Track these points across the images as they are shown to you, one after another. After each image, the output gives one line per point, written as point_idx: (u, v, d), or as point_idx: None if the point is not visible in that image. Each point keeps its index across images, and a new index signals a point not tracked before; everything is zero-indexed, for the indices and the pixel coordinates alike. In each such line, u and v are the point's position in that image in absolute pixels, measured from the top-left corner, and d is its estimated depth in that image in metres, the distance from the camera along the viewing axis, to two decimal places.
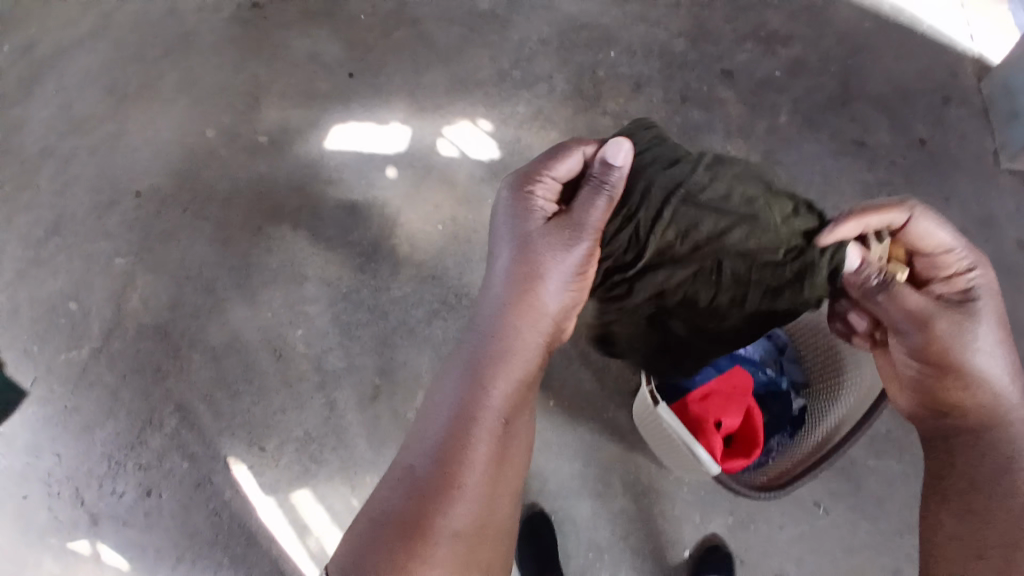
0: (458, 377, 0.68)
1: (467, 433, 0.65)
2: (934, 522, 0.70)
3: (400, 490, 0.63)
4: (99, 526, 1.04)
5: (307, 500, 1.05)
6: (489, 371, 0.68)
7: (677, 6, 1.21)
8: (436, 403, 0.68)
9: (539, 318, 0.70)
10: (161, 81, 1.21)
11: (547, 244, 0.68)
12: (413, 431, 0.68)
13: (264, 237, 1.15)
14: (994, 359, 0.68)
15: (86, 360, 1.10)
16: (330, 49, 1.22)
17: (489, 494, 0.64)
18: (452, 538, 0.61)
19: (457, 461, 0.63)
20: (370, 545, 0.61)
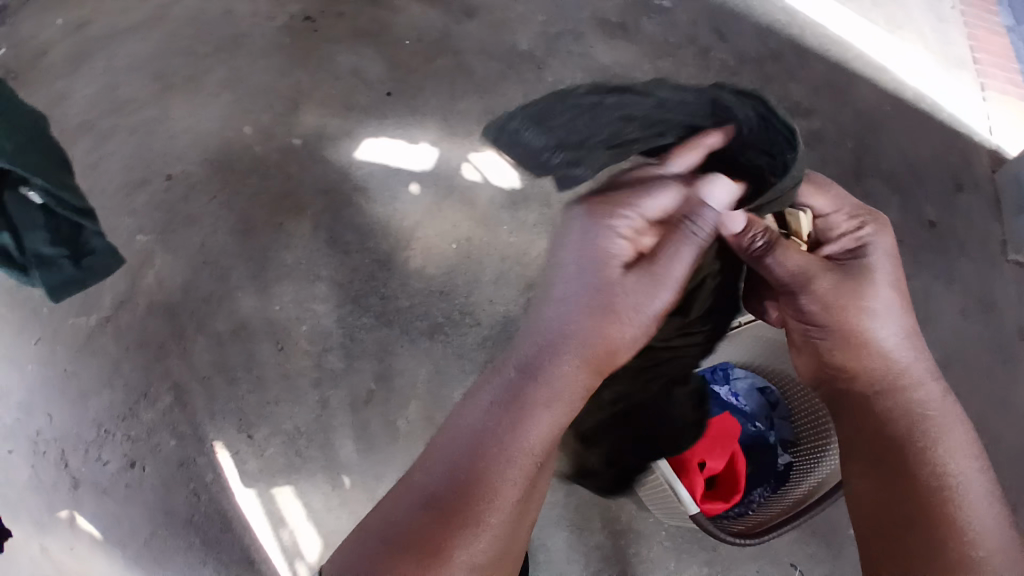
0: (499, 406, 0.67)
1: (507, 471, 0.65)
2: (859, 493, 0.73)
3: (419, 507, 0.64)
4: (76, 493, 1.00)
5: (286, 494, 1.07)
6: (534, 409, 0.67)
7: (707, 69, 1.26)
8: (474, 432, 0.66)
9: (590, 359, 0.68)
10: (206, 75, 1.24)
11: (625, 293, 0.68)
12: (444, 446, 0.67)
13: (285, 234, 1.18)
14: (885, 331, 0.72)
15: (91, 329, 1.09)
16: (372, 67, 1.27)
17: (511, 529, 0.65)
18: (477, 568, 0.62)
19: (490, 495, 0.64)
20: (376, 562, 0.62)
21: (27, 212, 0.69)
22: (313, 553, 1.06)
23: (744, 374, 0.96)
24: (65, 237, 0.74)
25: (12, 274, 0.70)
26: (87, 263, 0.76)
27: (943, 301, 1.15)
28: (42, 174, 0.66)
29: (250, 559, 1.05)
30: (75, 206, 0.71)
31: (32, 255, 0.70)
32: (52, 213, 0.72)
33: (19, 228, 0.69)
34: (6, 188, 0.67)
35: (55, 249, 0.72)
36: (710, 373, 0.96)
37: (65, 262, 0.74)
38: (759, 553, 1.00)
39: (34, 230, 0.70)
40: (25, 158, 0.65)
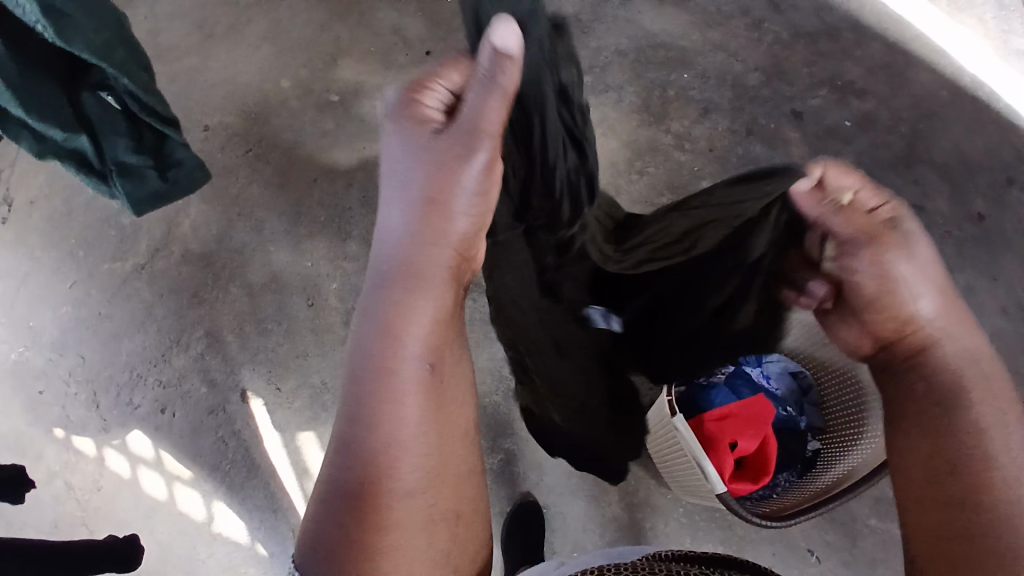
0: (372, 323, 0.54)
1: (394, 390, 0.53)
2: (901, 464, 0.61)
3: (338, 457, 0.54)
4: (109, 431, 1.10)
5: (311, 444, 1.10)
6: (406, 311, 0.54)
7: (759, 41, 1.21)
8: (351, 362, 0.54)
9: (448, 244, 0.56)
10: (247, 26, 1.24)
11: (445, 155, 0.55)
12: (341, 397, 0.55)
13: (318, 189, 1.18)
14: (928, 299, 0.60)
15: (128, 274, 1.15)
16: (413, 25, 1.24)
17: (437, 433, 0.55)
18: (409, 498, 0.53)
19: (388, 420, 0.52)
20: (326, 527, 0.53)
21: (108, 118, 0.72)
22: None
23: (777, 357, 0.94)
24: (147, 146, 0.77)
25: (93, 179, 0.75)
26: (170, 176, 0.81)
27: (986, 298, 1.12)
28: (127, 75, 0.67)
29: (274, 506, 1.08)
30: (158, 115, 0.74)
31: (115, 163, 0.74)
32: (134, 124, 0.75)
33: (99, 134, 0.72)
34: (87, 90, 0.70)
35: (138, 158, 0.76)
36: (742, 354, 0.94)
37: (148, 170, 0.78)
38: (777, 537, 1.00)
39: (113, 137, 0.73)
40: (113, 55, 0.66)
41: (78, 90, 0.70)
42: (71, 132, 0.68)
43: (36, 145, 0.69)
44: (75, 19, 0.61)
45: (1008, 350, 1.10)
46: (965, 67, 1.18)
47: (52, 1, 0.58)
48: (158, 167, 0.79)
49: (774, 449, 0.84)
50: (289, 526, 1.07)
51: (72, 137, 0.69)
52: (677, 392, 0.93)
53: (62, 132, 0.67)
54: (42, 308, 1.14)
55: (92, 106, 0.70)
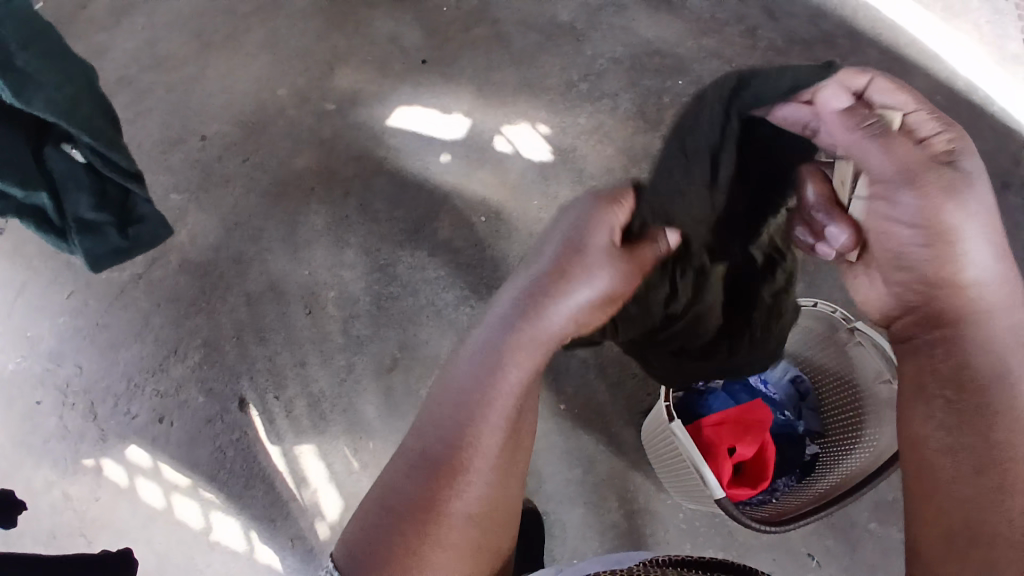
0: (476, 360, 0.58)
1: (477, 423, 0.57)
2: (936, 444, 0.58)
3: (409, 472, 0.58)
4: (106, 442, 1.10)
5: (309, 453, 1.09)
6: (504, 359, 0.58)
7: (754, 48, 1.22)
8: (444, 389, 0.59)
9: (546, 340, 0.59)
10: (245, 36, 1.25)
11: (578, 266, 0.59)
12: (426, 416, 0.59)
13: (315, 198, 1.18)
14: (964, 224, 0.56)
15: (125, 283, 1.15)
16: (410, 34, 1.25)
17: (501, 478, 0.59)
18: (462, 523, 0.57)
19: (464, 452, 0.57)
20: (377, 531, 0.57)
21: (71, 174, 0.70)
22: (332, 513, 1.07)
23: (774, 362, 0.95)
24: (110, 203, 0.74)
25: (50, 237, 0.71)
26: (133, 233, 0.78)
27: None
28: (91, 133, 0.66)
29: (272, 515, 1.07)
30: (122, 170, 0.73)
31: (75, 220, 0.71)
32: (99, 178, 0.73)
33: (63, 192, 0.70)
34: (49, 144, 0.69)
35: (99, 215, 0.73)
36: None
37: (110, 228, 0.75)
38: (776, 542, 0.99)
39: (76, 194, 0.70)
40: (77, 112, 0.65)
41: (42, 146, 0.68)
42: (34, 189, 0.66)
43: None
44: (38, 79, 0.61)
45: None
46: (958, 72, 1.19)
47: (12, 60, 0.58)
48: (119, 225, 0.76)
49: (772, 453, 0.83)
50: (286, 537, 1.07)
51: (33, 194, 0.67)
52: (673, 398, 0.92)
53: (24, 190, 0.66)
54: (39, 318, 1.13)
55: (58, 162, 0.69)
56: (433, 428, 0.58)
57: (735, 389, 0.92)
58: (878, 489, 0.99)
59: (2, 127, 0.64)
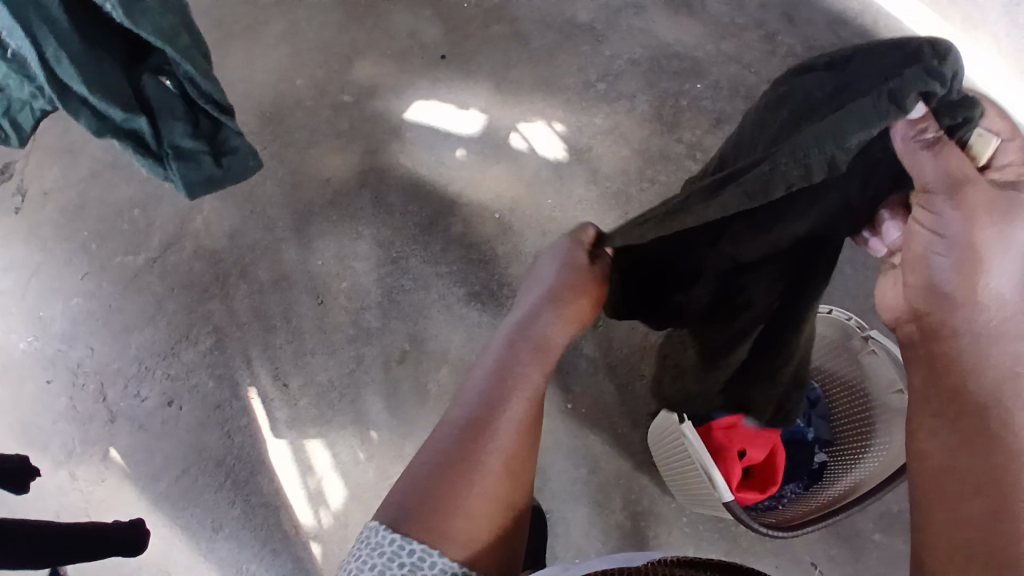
0: (496, 358, 0.65)
1: (508, 396, 0.61)
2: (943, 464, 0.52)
3: (445, 435, 0.58)
4: (115, 424, 1.10)
5: (315, 442, 1.10)
6: (527, 353, 0.64)
7: (773, 54, 1.22)
8: (472, 380, 0.64)
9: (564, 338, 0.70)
10: (265, 26, 1.25)
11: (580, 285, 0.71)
12: (456, 398, 0.63)
13: (330, 189, 1.19)
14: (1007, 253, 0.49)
15: (139, 267, 1.16)
16: (429, 30, 1.26)
17: (529, 446, 0.60)
18: (497, 481, 0.57)
19: (501, 410, 0.60)
20: (418, 488, 0.55)
21: (166, 101, 0.72)
22: (337, 503, 1.08)
23: None
24: (202, 133, 0.76)
25: (150, 163, 0.74)
26: (225, 163, 0.80)
27: None
28: (190, 62, 0.68)
29: (278, 502, 1.08)
30: (212, 100, 0.73)
31: (171, 147, 0.74)
32: (190, 106, 0.74)
33: (158, 118, 0.72)
34: (148, 75, 0.71)
35: (195, 143, 0.75)
36: None
37: (204, 156, 0.77)
38: (779, 550, 0.99)
39: (172, 121, 0.72)
40: (176, 43, 0.66)
41: (139, 75, 0.71)
42: (132, 113, 0.68)
43: (95, 124, 0.68)
44: (143, 5, 0.63)
45: None
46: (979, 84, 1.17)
47: None
48: (212, 155, 0.78)
49: (781, 458, 0.83)
50: (290, 524, 1.07)
51: (132, 119, 0.69)
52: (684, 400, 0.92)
53: (123, 112, 0.67)
54: (53, 298, 1.14)
55: (153, 89, 0.71)
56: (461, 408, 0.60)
57: None
58: (883, 500, 0.99)
59: (102, 52, 0.66)
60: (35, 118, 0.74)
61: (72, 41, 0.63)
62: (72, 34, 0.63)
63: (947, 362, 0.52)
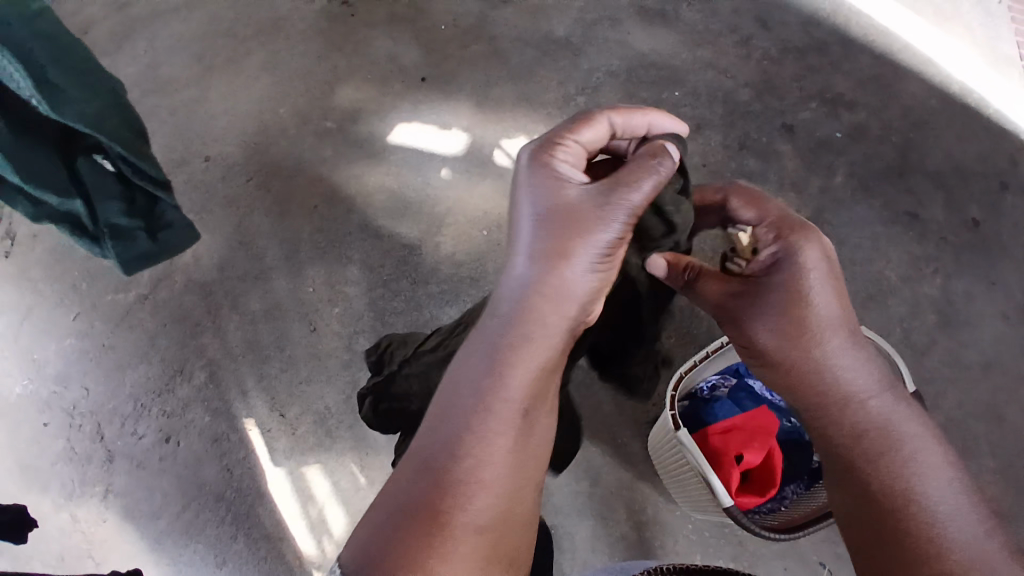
0: (483, 362, 0.62)
1: (487, 425, 0.59)
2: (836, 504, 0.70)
3: (413, 473, 0.59)
4: (113, 463, 1.10)
5: (315, 471, 1.09)
6: (515, 351, 0.62)
7: (748, 58, 1.23)
8: (456, 392, 0.61)
9: (567, 297, 0.63)
10: (246, 58, 1.27)
11: (567, 226, 0.63)
12: (430, 420, 0.62)
13: (318, 216, 1.19)
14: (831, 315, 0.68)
15: (130, 305, 1.15)
16: (408, 53, 1.27)
17: (511, 490, 0.59)
18: (474, 533, 0.56)
19: (477, 448, 0.58)
20: (383, 536, 0.56)
21: (101, 181, 0.72)
22: (340, 531, 1.07)
23: None
24: (139, 210, 0.78)
25: (88, 242, 0.76)
26: (162, 238, 0.83)
27: (985, 304, 1.12)
28: (121, 143, 0.67)
29: (279, 534, 1.07)
30: (150, 178, 0.74)
31: (108, 227, 0.75)
32: (127, 185, 0.75)
33: (94, 198, 0.72)
34: (81, 155, 0.70)
35: (131, 222, 0.77)
36: (744, 366, 0.93)
37: (139, 233, 0.79)
38: (787, 550, 0.99)
39: (107, 201, 0.73)
40: (105, 125, 0.65)
41: (73, 156, 0.70)
42: (66, 196, 0.68)
43: (32, 209, 0.70)
44: (67, 92, 0.62)
45: (1011, 355, 1.10)
46: (952, 78, 1.20)
47: (44, 74, 0.60)
48: (148, 229, 0.81)
49: (780, 460, 0.83)
50: (292, 556, 1.06)
51: (67, 202, 0.69)
52: (680, 406, 0.92)
53: (57, 197, 0.67)
54: (45, 341, 1.14)
55: (88, 171, 0.70)
56: (438, 435, 0.60)
57: (739, 397, 0.91)
58: None
59: (36, 136, 0.65)
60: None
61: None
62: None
63: (852, 433, 0.68)
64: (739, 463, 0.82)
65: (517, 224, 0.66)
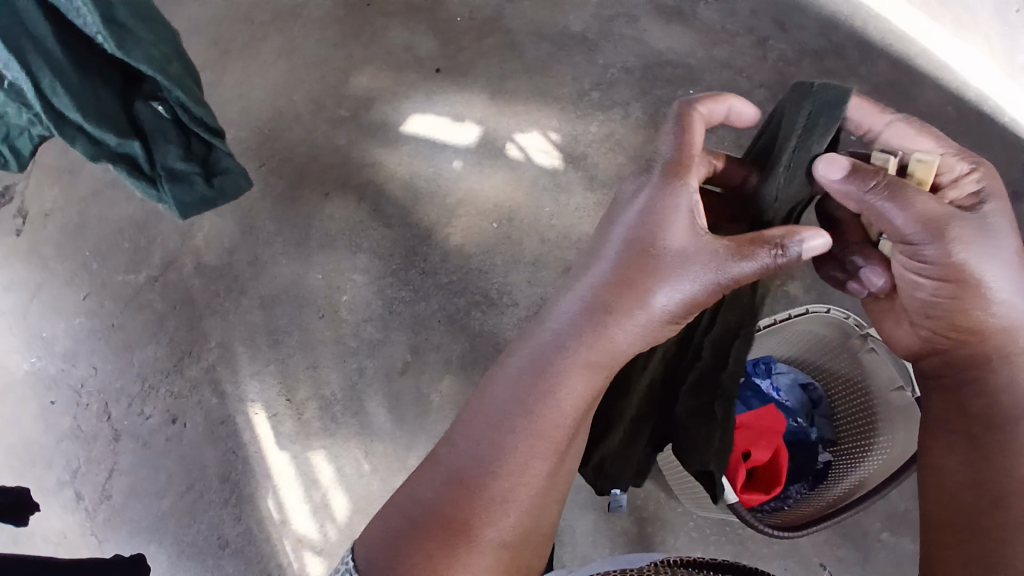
0: (522, 382, 0.59)
1: (524, 446, 0.57)
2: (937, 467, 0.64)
3: (439, 481, 0.58)
4: (119, 442, 1.10)
5: (319, 456, 1.10)
6: (562, 379, 0.58)
7: (764, 59, 1.23)
8: (493, 408, 0.59)
9: (632, 333, 0.58)
10: (262, 44, 1.27)
11: (648, 260, 0.58)
12: (459, 428, 0.60)
13: (329, 203, 1.20)
14: (1005, 261, 0.58)
15: (141, 285, 1.16)
16: (424, 44, 1.27)
17: (536, 507, 0.58)
18: (496, 548, 0.56)
19: (510, 466, 0.57)
20: (399, 539, 0.56)
21: (159, 126, 0.76)
22: (342, 516, 1.07)
23: (786, 369, 0.95)
24: (195, 155, 0.80)
25: (144, 185, 0.77)
26: (217, 183, 0.84)
27: None
28: (181, 88, 0.72)
29: (282, 518, 1.08)
30: (205, 126, 0.78)
31: (165, 169, 0.77)
32: (183, 131, 0.78)
33: (152, 142, 0.76)
34: (140, 101, 0.74)
35: (187, 165, 0.79)
36: (751, 366, 0.93)
37: (196, 178, 0.81)
38: (787, 551, 0.99)
39: (165, 145, 0.76)
40: (170, 70, 0.71)
41: (132, 100, 0.74)
42: (125, 137, 0.71)
43: (91, 149, 0.70)
44: (136, 35, 0.67)
45: None
46: (970, 83, 1.18)
47: (114, 16, 0.64)
48: (204, 175, 0.82)
49: (785, 460, 0.83)
50: (294, 539, 1.07)
51: (127, 143, 0.72)
52: None
53: (117, 137, 0.70)
54: (55, 318, 1.15)
55: (147, 114, 0.74)
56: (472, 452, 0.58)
57: (747, 395, 0.91)
58: (888, 499, 0.98)
59: (95, 78, 0.68)
60: (33, 144, 0.76)
61: (68, 70, 0.65)
62: (65, 65, 0.65)
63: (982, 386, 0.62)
64: (745, 461, 0.82)
65: (602, 244, 0.61)
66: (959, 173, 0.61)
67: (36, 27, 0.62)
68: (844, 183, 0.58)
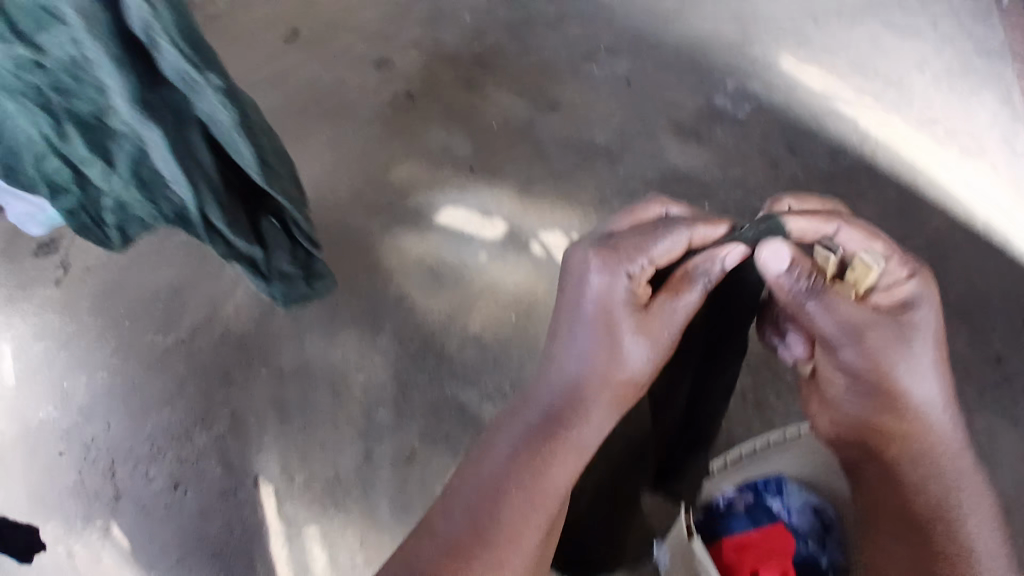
0: (513, 456, 0.65)
1: (519, 513, 0.63)
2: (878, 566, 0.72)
3: (439, 551, 0.63)
4: (119, 504, 1.10)
5: (316, 538, 1.08)
6: (553, 449, 0.65)
7: (775, 181, 1.31)
8: (484, 479, 0.65)
9: (610, 398, 0.66)
10: (312, 135, 1.39)
11: (617, 334, 0.66)
12: (456, 493, 0.66)
13: (355, 285, 1.25)
14: (921, 369, 0.67)
15: (168, 347, 1.20)
16: (460, 145, 1.38)
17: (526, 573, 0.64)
18: None
19: (504, 533, 0.63)
20: None
21: (276, 237, 0.87)
22: None
23: (799, 489, 0.90)
24: (300, 259, 0.92)
25: (259, 281, 0.88)
26: (315, 282, 0.96)
27: (1010, 445, 1.10)
28: (299, 211, 0.83)
29: None
30: (309, 238, 0.88)
31: (278, 271, 0.89)
32: (292, 240, 0.89)
33: (271, 247, 0.87)
34: (264, 215, 0.84)
35: (293, 268, 0.91)
36: (761, 483, 0.91)
37: (300, 278, 0.94)
38: None
39: (280, 251, 0.88)
40: (293, 196, 0.82)
41: (260, 216, 0.84)
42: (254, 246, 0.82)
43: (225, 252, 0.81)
44: (275, 172, 0.77)
45: None
46: (976, 210, 1.26)
47: (268, 161, 0.75)
48: (306, 276, 0.95)
49: None
50: None
51: (253, 251, 0.83)
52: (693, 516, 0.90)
53: (248, 245, 0.81)
54: (79, 373, 1.18)
55: (269, 228, 0.85)
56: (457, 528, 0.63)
57: (757, 514, 0.88)
58: None
59: (238, 200, 0.79)
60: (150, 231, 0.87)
61: (223, 201, 0.75)
62: (222, 196, 0.75)
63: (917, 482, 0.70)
64: None
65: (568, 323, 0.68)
66: (890, 281, 0.68)
67: (205, 165, 0.71)
68: (782, 276, 0.64)
